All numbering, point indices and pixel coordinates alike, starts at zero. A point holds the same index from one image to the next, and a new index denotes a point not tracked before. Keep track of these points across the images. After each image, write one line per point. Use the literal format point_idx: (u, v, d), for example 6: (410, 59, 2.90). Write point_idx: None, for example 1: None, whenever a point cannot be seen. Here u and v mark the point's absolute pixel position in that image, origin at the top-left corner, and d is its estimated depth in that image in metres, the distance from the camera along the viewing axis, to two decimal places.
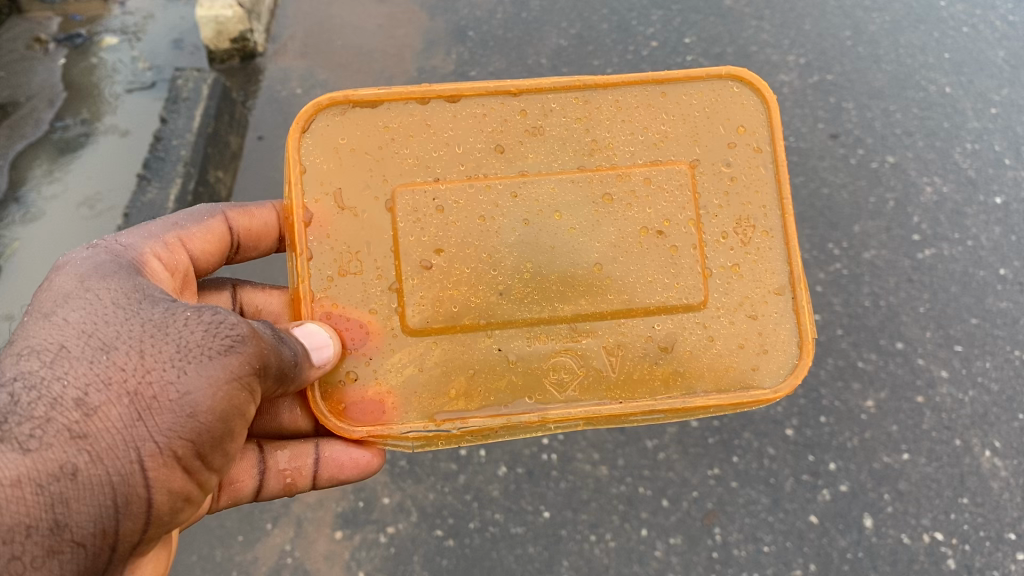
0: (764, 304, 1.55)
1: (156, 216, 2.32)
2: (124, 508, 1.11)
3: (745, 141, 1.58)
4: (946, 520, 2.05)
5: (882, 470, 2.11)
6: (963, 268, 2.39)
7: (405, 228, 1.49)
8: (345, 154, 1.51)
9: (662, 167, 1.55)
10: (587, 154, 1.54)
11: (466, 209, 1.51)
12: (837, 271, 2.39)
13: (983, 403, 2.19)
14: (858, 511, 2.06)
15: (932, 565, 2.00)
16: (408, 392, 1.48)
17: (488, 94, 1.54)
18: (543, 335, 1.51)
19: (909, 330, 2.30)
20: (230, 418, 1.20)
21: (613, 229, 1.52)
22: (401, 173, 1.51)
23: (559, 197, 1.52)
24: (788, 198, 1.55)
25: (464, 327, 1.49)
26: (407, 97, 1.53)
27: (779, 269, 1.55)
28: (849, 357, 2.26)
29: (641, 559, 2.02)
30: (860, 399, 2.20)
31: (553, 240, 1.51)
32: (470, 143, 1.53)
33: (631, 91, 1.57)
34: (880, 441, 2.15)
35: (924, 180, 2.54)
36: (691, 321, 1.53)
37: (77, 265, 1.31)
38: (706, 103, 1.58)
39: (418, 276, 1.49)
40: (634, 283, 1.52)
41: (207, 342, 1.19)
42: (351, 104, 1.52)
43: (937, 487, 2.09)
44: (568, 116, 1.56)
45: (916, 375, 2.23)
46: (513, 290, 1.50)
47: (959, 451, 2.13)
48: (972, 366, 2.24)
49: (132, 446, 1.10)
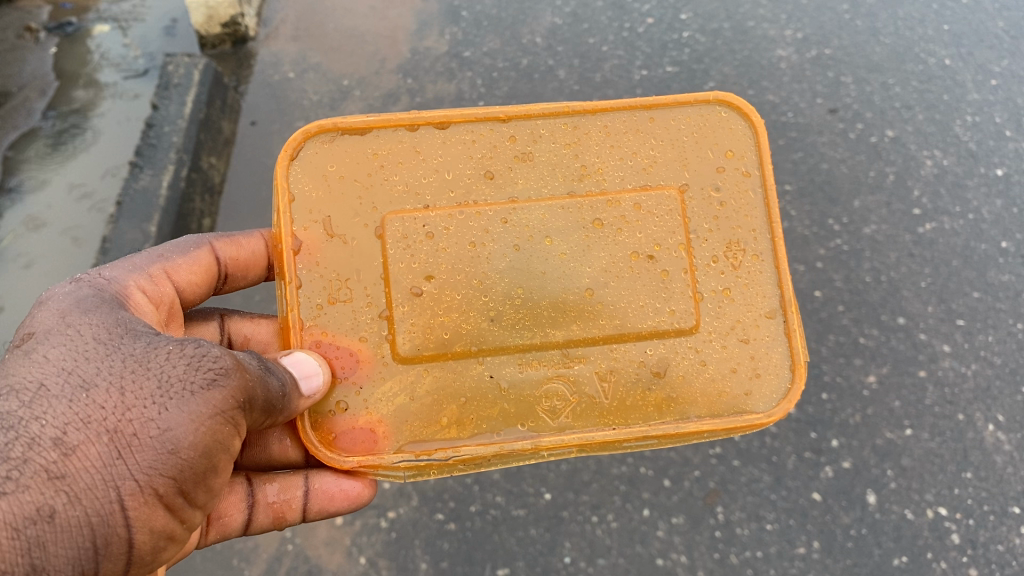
0: (755, 328, 1.53)
1: (150, 203, 2.30)
2: (103, 550, 1.09)
3: (733, 165, 1.57)
4: (950, 495, 2.03)
5: (885, 446, 2.10)
6: (964, 242, 2.37)
7: (395, 254, 1.48)
8: (333, 181, 1.51)
9: (651, 190, 1.54)
10: (577, 179, 1.54)
11: (456, 236, 1.49)
12: (837, 247, 2.37)
13: (986, 377, 2.18)
14: (861, 487, 2.05)
15: (937, 540, 1.99)
16: (399, 421, 1.45)
17: (477, 120, 1.54)
18: (535, 361, 1.48)
19: (910, 306, 2.28)
20: (214, 453, 1.19)
21: (604, 254, 1.51)
22: (391, 200, 1.50)
23: (549, 222, 1.51)
24: (778, 222, 1.54)
25: (456, 354, 1.47)
26: (397, 124, 1.53)
27: (769, 292, 1.53)
28: (850, 333, 2.24)
29: (643, 539, 2.01)
30: (861, 375, 2.18)
31: (544, 265, 1.49)
32: (459, 169, 1.53)
33: (621, 116, 1.57)
34: (882, 417, 2.13)
35: (925, 153, 2.51)
36: (684, 345, 1.51)
37: (60, 300, 1.30)
38: (695, 128, 1.58)
39: (408, 303, 1.47)
40: (626, 308, 1.50)
41: (190, 376, 1.19)
42: (340, 132, 1.53)
43: (941, 461, 2.07)
44: (557, 141, 1.56)
45: (918, 350, 2.21)
46: (504, 317, 1.48)
47: (961, 426, 2.11)
48: (975, 340, 2.23)
49: (112, 485, 1.10)
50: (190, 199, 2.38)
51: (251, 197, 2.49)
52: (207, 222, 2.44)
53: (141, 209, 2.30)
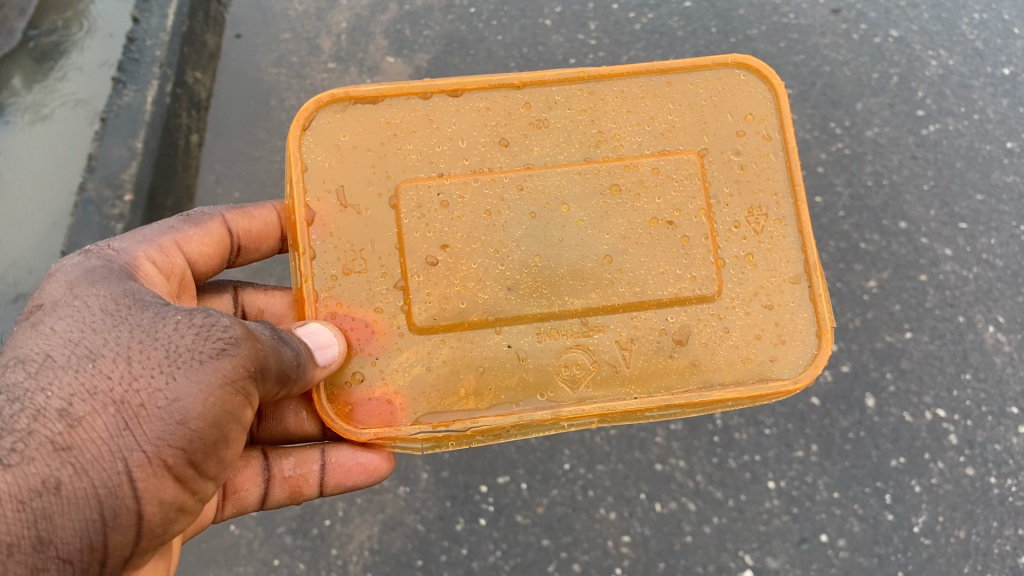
0: (780, 294, 1.51)
1: (135, 120, 2.24)
2: (112, 521, 1.13)
3: (754, 129, 1.55)
4: (948, 397, 2.03)
5: (884, 349, 2.08)
6: (968, 143, 2.32)
7: (409, 224, 1.47)
8: (346, 151, 1.50)
9: (668, 155, 1.52)
10: (593, 146, 1.53)
11: (471, 204, 1.48)
12: (839, 150, 2.33)
13: (987, 280, 2.16)
14: (860, 391, 2.04)
15: (934, 442, 1.99)
16: (416, 392, 1.44)
17: (491, 87, 1.54)
18: (554, 330, 1.47)
19: (912, 210, 2.25)
20: (224, 424, 1.21)
21: (622, 220, 1.49)
22: (405, 169, 1.50)
23: (566, 189, 1.50)
24: (801, 185, 1.52)
25: (472, 324, 1.46)
26: (409, 93, 1.52)
27: (793, 258, 1.51)
28: (851, 239, 2.21)
29: (642, 445, 1.99)
30: (862, 280, 2.16)
31: (561, 232, 1.48)
32: (473, 137, 1.52)
33: (637, 82, 1.56)
34: (882, 321, 2.12)
35: (930, 54, 2.43)
36: (706, 312, 1.48)
37: (69, 272, 1.33)
38: (714, 91, 1.57)
39: (424, 273, 1.46)
40: (646, 275, 1.48)
41: (198, 346, 1.20)
42: (352, 101, 1.52)
43: (940, 364, 2.06)
44: (573, 107, 1.54)
45: (920, 255, 2.19)
46: (521, 285, 1.47)
47: (962, 328, 2.10)
48: (977, 244, 2.20)
49: (119, 457, 1.12)
50: (176, 115, 2.33)
51: (238, 113, 2.43)
52: (196, 137, 2.38)
53: (126, 126, 2.24)
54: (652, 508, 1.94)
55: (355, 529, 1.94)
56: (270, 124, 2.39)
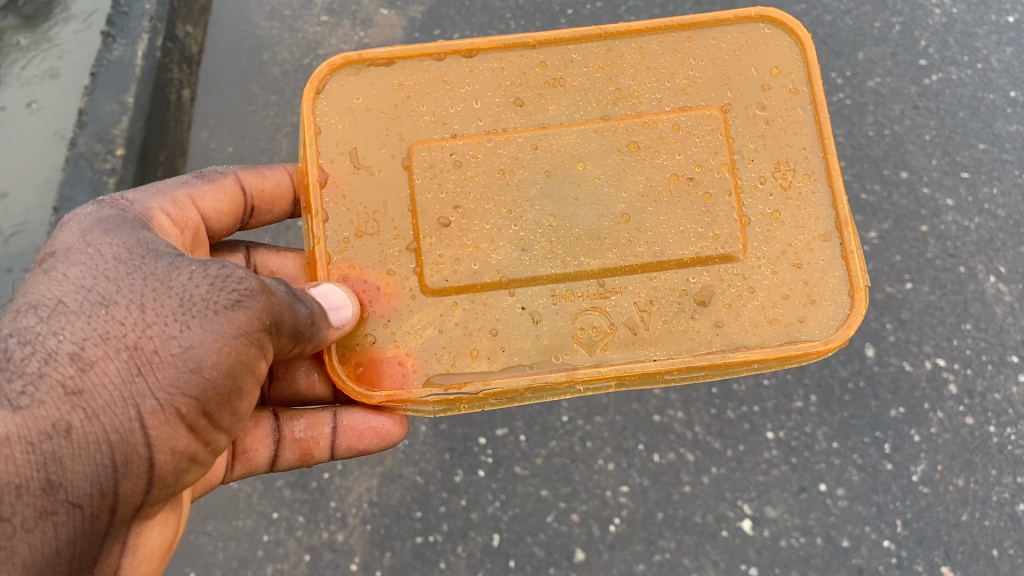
0: (809, 252, 1.47)
1: (126, 74, 2.20)
2: (124, 468, 1.13)
3: (780, 83, 1.53)
4: (949, 347, 2.02)
5: (885, 300, 2.07)
6: (971, 93, 2.29)
7: (422, 184, 1.47)
8: (359, 114, 1.51)
9: (690, 111, 1.50)
10: (611, 104, 1.51)
11: (485, 163, 1.48)
12: (840, 101, 2.30)
13: (989, 229, 2.14)
14: (860, 341, 2.02)
15: (933, 391, 1.98)
16: (428, 354, 1.43)
17: (506, 47, 1.53)
18: (569, 292, 1.44)
19: (914, 160, 2.22)
20: (238, 375, 1.20)
21: (641, 177, 1.48)
22: (418, 130, 1.50)
23: (582, 147, 1.49)
24: (829, 141, 1.49)
25: (485, 286, 1.44)
26: (422, 55, 1.52)
27: (824, 214, 1.48)
28: (851, 189, 2.19)
29: (640, 397, 1.98)
30: (862, 231, 2.14)
31: (577, 191, 1.47)
32: (488, 97, 1.51)
33: (657, 39, 1.54)
34: (882, 272, 2.10)
35: (933, 2, 2.39)
36: (730, 272, 1.45)
37: (81, 221, 1.31)
38: (737, 46, 1.54)
39: (436, 234, 1.46)
40: (666, 234, 1.46)
41: (213, 296, 1.19)
42: (365, 64, 1.53)
43: (941, 314, 2.05)
44: (590, 65, 1.53)
45: (921, 205, 2.17)
46: (536, 246, 1.45)
47: (963, 278, 2.09)
48: (979, 194, 2.18)
49: (131, 403, 1.12)
50: (167, 69, 2.29)
51: (230, 67, 2.39)
52: (187, 92, 2.34)
53: (116, 80, 2.20)
54: (650, 459, 1.94)
55: (354, 481, 1.94)
56: (262, 78, 2.35)
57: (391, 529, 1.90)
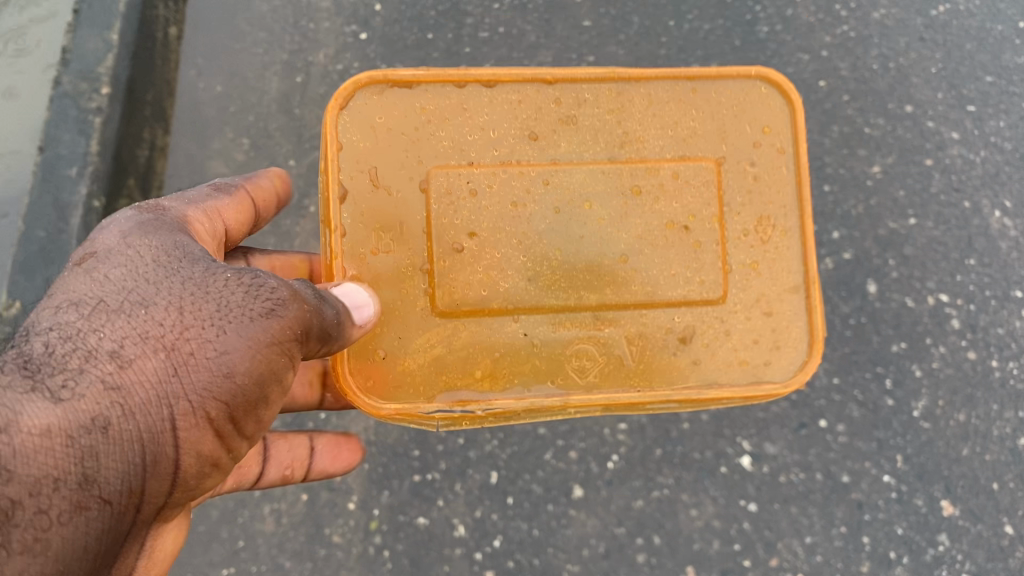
0: (779, 302, 1.52)
1: (110, 11, 2.04)
2: (153, 468, 1.11)
3: (769, 141, 1.53)
4: (952, 282, 1.99)
5: (887, 236, 2.03)
6: (979, 23, 2.21)
7: (439, 210, 1.45)
8: (381, 132, 1.46)
9: (685, 162, 1.50)
10: (619, 146, 1.50)
11: (498, 194, 1.46)
12: (844, 34, 2.21)
13: (995, 163, 2.09)
14: (862, 277, 2.00)
15: (936, 327, 1.96)
16: (435, 371, 1.45)
17: (523, 80, 1.49)
18: (568, 321, 1.47)
19: (919, 93, 2.15)
20: (267, 383, 1.20)
21: (640, 222, 1.48)
22: (437, 154, 1.46)
23: (589, 186, 1.48)
24: (808, 202, 1.52)
25: (491, 311, 1.45)
26: (446, 79, 1.47)
27: (795, 268, 1.52)
28: (855, 124, 2.13)
29: None
30: (866, 166, 2.10)
31: (582, 230, 1.47)
32: (504, 128, 1.48)
33: (664, 86, 1.52)
34: (886, 208, 2.06)
35: None
36: (710, 314, 1.50)
37: (121, 223, 1.30)
38: (734, 101, 1.53)
39: (451, 258, 1.45)
40: (657, 276, 1.48)
41: (249, 304, 1.19)
42: (390, 83, 1.47)
43: (944, 250, 2.02)
44: (601, 107, 1.51)
45: (926, 139, 2.12)
46: (541, 278, 1.46)
47: (967, 213, 2.05)
48: (985, 127, 2.13)
49: (165, 404, 1.11)
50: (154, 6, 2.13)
51: None
52: (174, 30, 2.18)
53: (100, 18, 2.04)
54: None
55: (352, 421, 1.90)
56: None
57: (389, 468, 1.87)
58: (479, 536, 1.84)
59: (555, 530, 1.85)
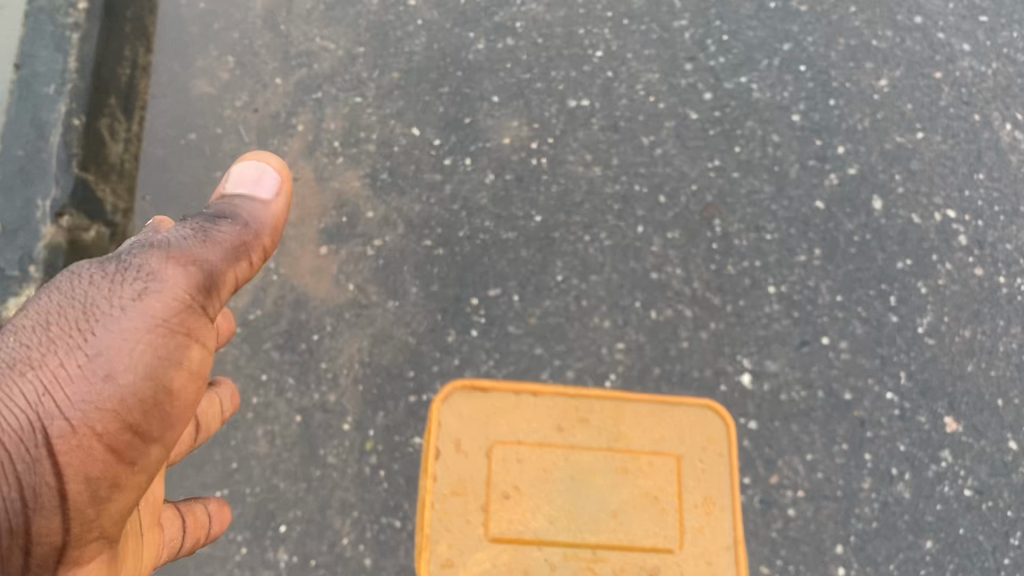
0: (715, 555, 1.60)
1: None
2: (34, 503, 1.02)
3: (714, 449, 1.66)
4: (960, 198, 1.90)
5: (894, 151, 1.94)
6: None
7: (499, 473, 1.64)
8: (463, 443, 1.66)
9: (660, 455, 1.66)
10: (615, 437, 1.67)
11: (534, 462, 1.65)
12: None
13: (1006, 76, 2.03)
14: (868, 193, 1.89)
15: (943, 243, 1.85)
16: (475, 552, 1.59)
17: (562, 389, 1.71)
18: (576, 552, 1.59)
19: (929, 5, 2.09)
20: (159, 374, 1.11)
21: (618, 493, 1.63)
22: (500, 434, 1.67)
23: (597, 464, 1.64)
24: (741, 526, 1.61)
25: (523, 540, 1.59)
26: (515, 388, 1.70)
27: (725, 528, 1.61)
28: (862, 37, 2.05)
29: (638, 255, 1.82)
30: (873, 79, 2.01)
31: (578, 498, 1.62)
32: (540, 421, 1.68)
33: (641, 405, 1.70)
34: (892, 122, 1.97)
35: None
36: (661, 560, 1.59)
37: None
38: (687, 425, 1.68)
39: (507, 534, 1.60)
40: (636, 530, 1.60)
41: (119, 293, 1.11)
42: (482, 387, 1.71)
43: (952, 165, 1.93)
44: (604, 415, 1.68)
45: (936, 51, 2.04)
46: (562, 516, 1.61)
47: (977, 127, 1.98)
48: (997, 39, 2.07)
49: (38, 427, 1.01)
50: None
51: None
52: None
53: None
54: (647, 316, 1.77)
55: (345, 343, 1.74)
56: None
57: (383, 389, 1.71)
58: (476, 455, 1.66)
59: (554, 450, 1.66)
